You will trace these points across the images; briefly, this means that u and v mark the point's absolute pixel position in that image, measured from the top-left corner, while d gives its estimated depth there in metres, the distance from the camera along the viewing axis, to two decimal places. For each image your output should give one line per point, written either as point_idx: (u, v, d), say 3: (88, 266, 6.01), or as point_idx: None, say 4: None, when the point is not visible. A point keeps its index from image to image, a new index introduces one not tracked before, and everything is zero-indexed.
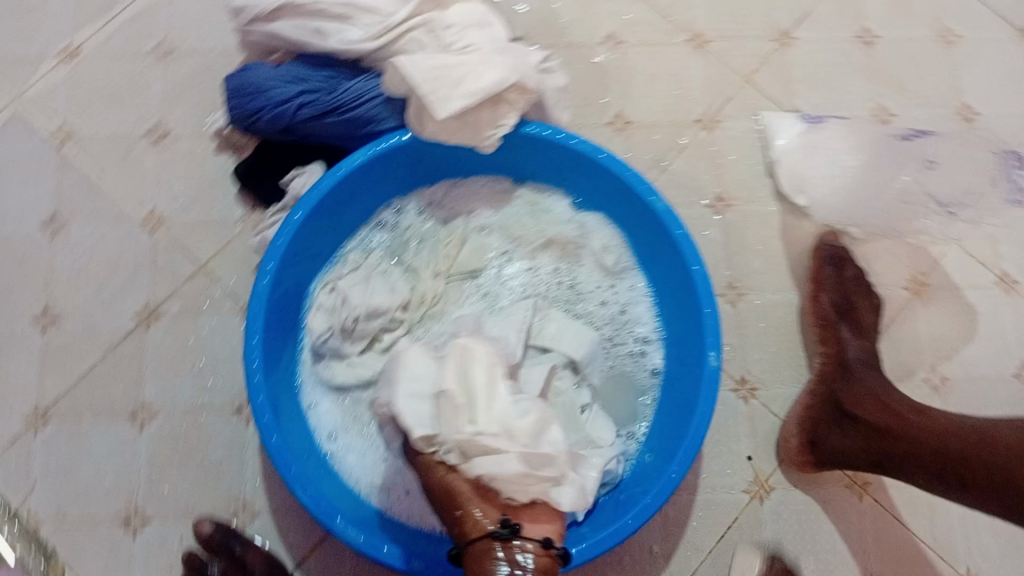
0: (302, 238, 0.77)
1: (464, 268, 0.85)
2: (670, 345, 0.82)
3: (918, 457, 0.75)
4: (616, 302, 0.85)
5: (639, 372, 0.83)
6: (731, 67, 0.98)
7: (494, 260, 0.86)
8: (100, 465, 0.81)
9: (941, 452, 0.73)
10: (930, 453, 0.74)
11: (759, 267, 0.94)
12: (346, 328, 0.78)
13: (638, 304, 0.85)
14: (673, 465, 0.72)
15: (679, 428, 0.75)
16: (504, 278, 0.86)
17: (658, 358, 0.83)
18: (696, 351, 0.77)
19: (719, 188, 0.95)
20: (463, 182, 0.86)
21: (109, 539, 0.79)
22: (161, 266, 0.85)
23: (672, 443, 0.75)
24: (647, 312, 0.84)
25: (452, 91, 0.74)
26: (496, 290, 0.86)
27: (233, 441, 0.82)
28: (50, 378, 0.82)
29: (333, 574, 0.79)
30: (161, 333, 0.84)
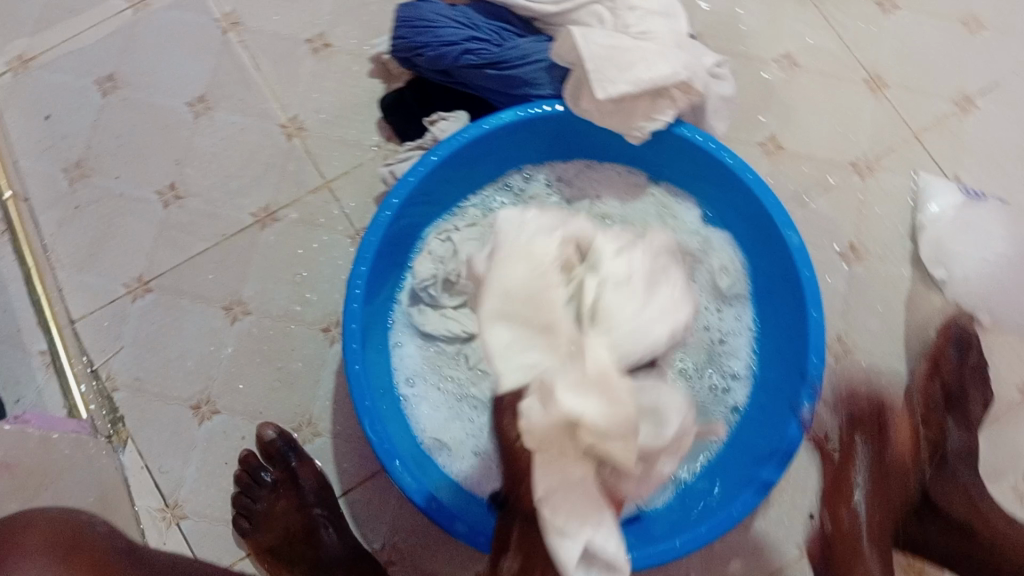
0: (430, 182, 0.76)
1: None
2: (762, 384, 0.78)
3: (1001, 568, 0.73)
4: (718, 329, 0.81)
5: (717, 405, 0.79)
6: (903, 118, 0.94)
7: None
8: (186, 347, 0.82)
9: None
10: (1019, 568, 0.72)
11: (875, 327, 0.88)
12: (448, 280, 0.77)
13: (739, 339, 0.81)
14: (737, 503, 0.68)
15: (753, 469, 0.72)
16: None
17: (741, 396, 0.79)
18: (789, 398, 0.73)
19: (855, 237, 0.90)
20: (598, 165, 0.85)
21: (178, 419, 0.80)
22: (291, 173, 0.87)
23: (743, 481, 0.72)
24: (746, 347, 0.80)
25: (617, 74, 0.72)
26: None
27: (314, 357, 0.82)
28: (161, 252, 0.84)
29: (375, 511, 0.79)
30: (273, 237, 0.85)
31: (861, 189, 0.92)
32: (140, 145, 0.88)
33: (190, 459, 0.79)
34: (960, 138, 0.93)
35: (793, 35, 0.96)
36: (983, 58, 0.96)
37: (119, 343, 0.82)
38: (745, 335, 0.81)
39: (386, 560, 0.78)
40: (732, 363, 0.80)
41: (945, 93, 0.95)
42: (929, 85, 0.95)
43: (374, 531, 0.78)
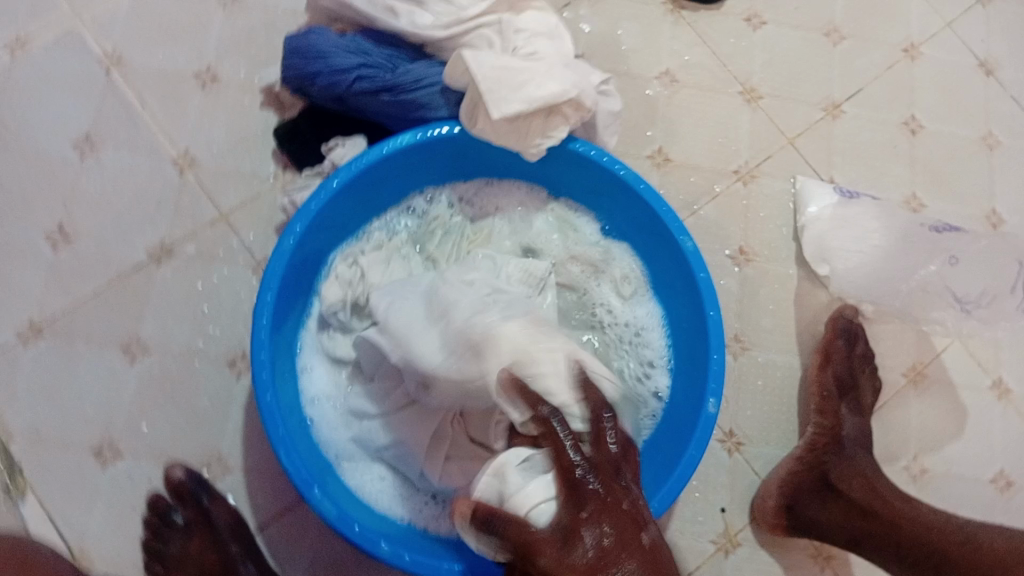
0: (332, 207, 0.77)
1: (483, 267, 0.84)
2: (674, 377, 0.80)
3: (893, 544, 0.77)
4: (630, 324, 0.83)
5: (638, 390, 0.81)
6: (778, 127, 1.00)
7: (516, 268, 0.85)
8: (84, 390, 0.79)
9: (925, 543, 0.75)
10: (910, 541, 0.76)
11: (768, 325, 0.93)
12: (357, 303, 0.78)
13: (647, 339, 0.83)
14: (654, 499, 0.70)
15: (666, 465, 0.74)
16: None
17: (660, 382, 0.81)
18: (696, 393, 0.75)
19: (743, 241, 0.95)
20: (497, 182, 0.87)
21: (78, 467, 0.77)
22: (185, 209, 0.86)
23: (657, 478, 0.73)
24: (659, 340, 0.82)
25: (510, 95, 0.75)
26: None
27: (220, 392, 0.80)
28: (52, 294, 0.82)
29: (293, 545, 0.77)
30: (171, 275, 0.84)
31: (746, 195, 0.97)
32: (25, 189, 0.85)
33: (94, 506, 0.76)
34: (830, 141, 1.01)
35: (672, 52, 1.01)
36: (846, 67, 1.03)
37: (12, 394, 0.79)
38: (653, 333, 0.83)
39: None
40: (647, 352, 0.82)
41: (815, 100, 1.02)
42: (799, 94, 1.02)
43: (291, 561, 0.76)
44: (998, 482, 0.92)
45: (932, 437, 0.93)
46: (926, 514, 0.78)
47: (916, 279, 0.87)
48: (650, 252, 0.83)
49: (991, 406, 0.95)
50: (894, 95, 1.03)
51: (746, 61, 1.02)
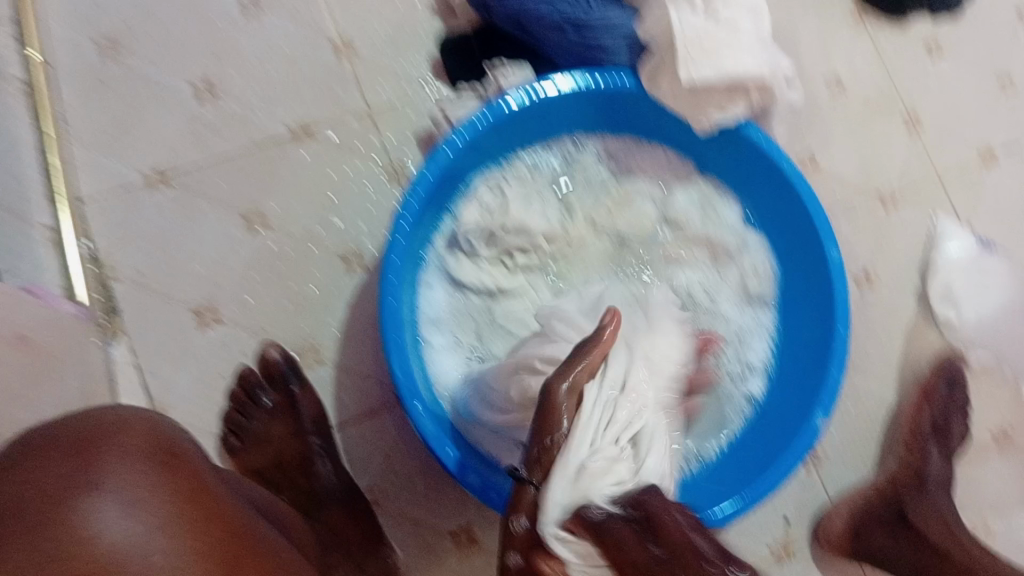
0: (489, 131, 0.75)
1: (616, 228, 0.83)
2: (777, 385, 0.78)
3: None
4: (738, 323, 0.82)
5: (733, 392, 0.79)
6: (931, 159, 0.95)
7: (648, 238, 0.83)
8: (198, 249, 0.79)
9: None
10: None
11: (875, 355, 0.90)
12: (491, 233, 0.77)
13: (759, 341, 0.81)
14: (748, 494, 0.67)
15: (761, 464, 0.71)
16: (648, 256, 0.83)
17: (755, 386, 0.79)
18: (802, 405, 0.73)
19: (869, 264, 0.92)
20: (647, 144, 0.84)
21: (177, 322, 0.78)
22: (332, 94, 0.84)
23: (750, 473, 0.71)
24: (765, 345, 0.81)
25: (703, 58, 0.70)
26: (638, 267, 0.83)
27: (329, 285, 0.80)
28: (186, 146, 0.81)
29: (368, 449, 0.77)
30: (306, 156, 0.82)
31: (882, 219, 0.93)
32: (178, 31, 0.83)
33: (184, 365, 0.77)
34: (976, 188, 0.96)
35: (845, 55, 0.97)
36: (1012, 116, 0.98)
37: (128, 235, 0.79)
38: (762, 336, 0.81)
39: (373, 496, 0.76)
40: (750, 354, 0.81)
41: (972, 143, 0.96)
42: (959, 130, 0.96)
43: (367, 466, 0.77)
44: None
45: (1011, 504, 0.88)
46: (1003, 572, 0.76)
47: None
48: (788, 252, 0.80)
49: None
50: None
51: (916, 84, 0.97)
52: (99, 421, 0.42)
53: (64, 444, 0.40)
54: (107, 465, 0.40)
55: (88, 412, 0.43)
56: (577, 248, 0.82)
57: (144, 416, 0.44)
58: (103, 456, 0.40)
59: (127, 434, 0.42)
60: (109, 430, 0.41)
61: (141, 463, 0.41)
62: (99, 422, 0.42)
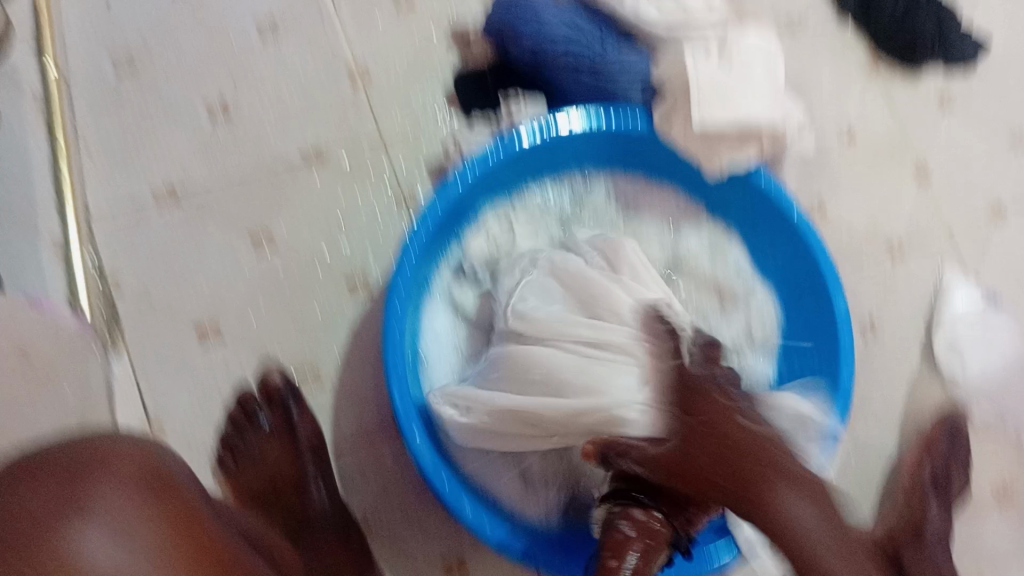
0: (500, 166, 0.76)
1: None
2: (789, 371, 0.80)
3: None
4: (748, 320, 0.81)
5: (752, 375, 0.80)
6: (940, 212, 0.95)
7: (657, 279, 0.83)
8: (203, 268, 0.79)
9: None
10: None
11: (875, 406, 0.90)
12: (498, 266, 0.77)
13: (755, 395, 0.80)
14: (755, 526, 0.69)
15: None
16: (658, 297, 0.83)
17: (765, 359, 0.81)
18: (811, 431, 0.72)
19: (874, 313, 0.92)
20: (657, 183, 0.84)
21: (181, 342, 0.78)
22: (348, 120, 0.84)
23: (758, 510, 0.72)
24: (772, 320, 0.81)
25: (715, 107, 0.72)
26: None
27: (335, 308, 0.80)
28: (198, 164, 0.81)
29: (365, 479, 0.77)
30: (318, 180, 0.82)
31: (890, 270, 0.93)
32: (199, 52, 0.83)
33: (184, 384, 0.77)
34: (984, 244, 0.95)
35: (858, 105, 0.97)
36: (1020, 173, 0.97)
37: (134, 250, 0.79)
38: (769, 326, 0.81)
39: (364, 523, 0.76)
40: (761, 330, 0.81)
41: (981, 198, 0.96)
42: (967, 183, 0.96)
43: (361, 497, 0.76)
44: None
45: (1006, 561, 0.88)
46: None
47: None
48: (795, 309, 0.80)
49: None
50: None
51: (929, 137, 0.97)
52: (90, 449, 0.42)
53: (54, 473, 0.40)
54: (99, 492, 0.40)
55: (85, 441, 0.43)
56: None
57: (135, 444, 0.45)
58: (90, 484, 0.40)
59: (118, 456, 0.43)
60: (89, 459, 0.41)
61: (136, 489, 0.42)
62: (85, 453, 0.42)
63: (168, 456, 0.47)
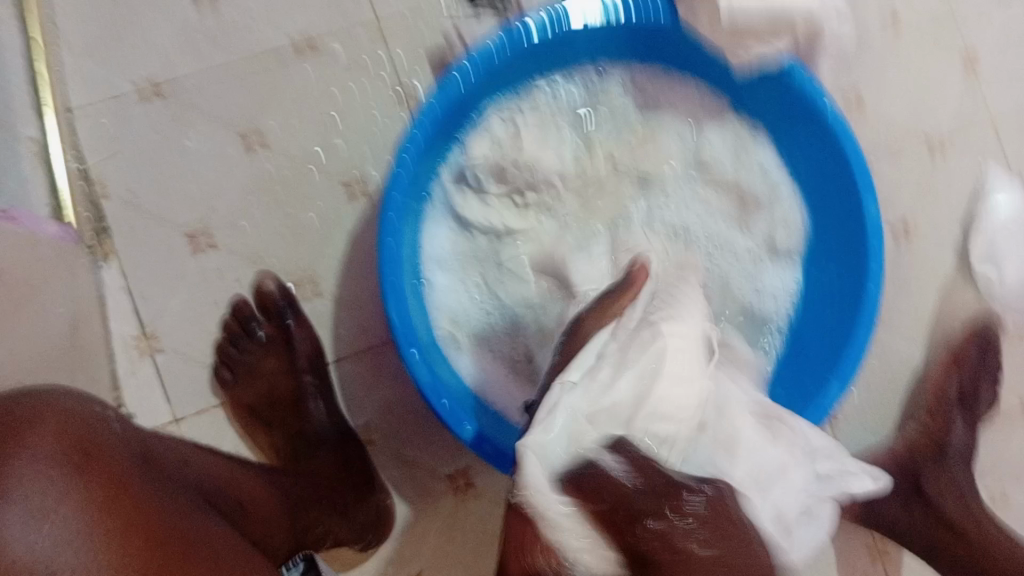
0: (505, 60, 0.69)
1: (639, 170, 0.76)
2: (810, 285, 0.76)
3: None
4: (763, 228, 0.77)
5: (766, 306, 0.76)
6: (987, 102, 0.88)
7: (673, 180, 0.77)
8: (190, 168, 0.75)
9: None
10: None
11: (902, 310, 0.86)
12: None
13: (773, 307, 0.77)
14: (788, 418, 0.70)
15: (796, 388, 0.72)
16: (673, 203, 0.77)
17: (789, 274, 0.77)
18: (835, 340, 0.70)
19: (908, 212, 0.86)
20: (676, 75, 0.76)
21: (170, 246, 0.74)
22: (340, 4, 0.77)
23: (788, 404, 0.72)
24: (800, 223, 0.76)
25: None
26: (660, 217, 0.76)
27: (330, 211, 0.75)
28: (180, 55, 0.75)
29: (365, 385, 0.74)
30: (310, 71, 0.76)
31: (927, 165, 0.87)
32: None
33: (176, 290, 0.73)
34: None
35: None
36: None
37: (117, 147, 0.74)
38: (792, 230, 0.76)
39: (365, 436, 0.74)
40: (783, 236, 0.76)
41: None
42: (1021, 69, 0.88)
43: (363, 406, 0.74)
44: None
45: None
46: None
47: None
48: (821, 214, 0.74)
49: None
50: None
51: (983, 17, 0.88)
52: (12, 413, 0.42)
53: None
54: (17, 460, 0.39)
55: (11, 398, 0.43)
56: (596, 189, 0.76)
57: (63, 402, 0.44)
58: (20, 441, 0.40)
59: (45, 422, 0.42)
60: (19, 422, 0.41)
61: (60, 459, 0.41)
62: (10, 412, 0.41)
63: (101, 417, 0.47)
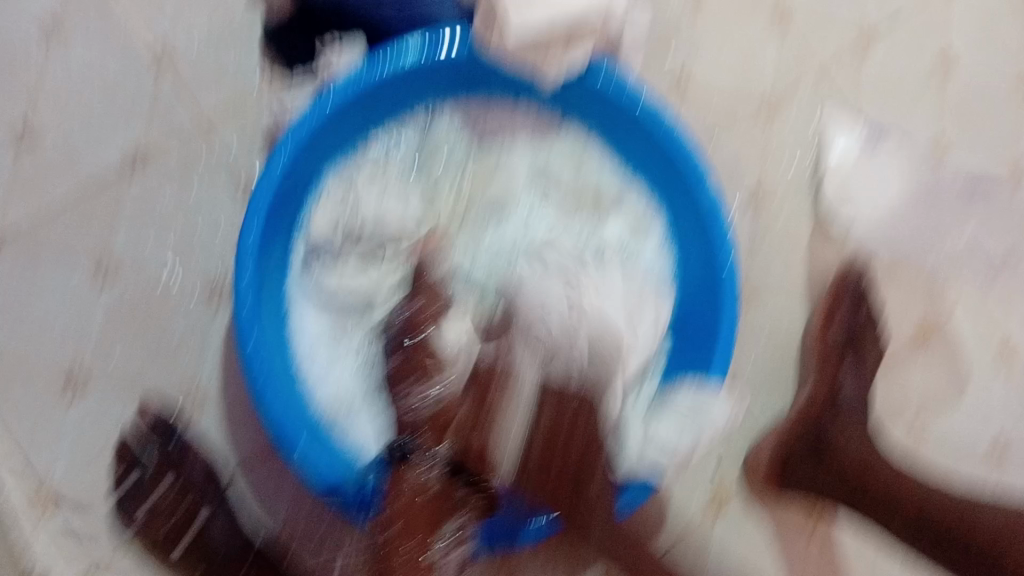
0: (326, 129, 0.69)
1: (489, 202, 0.79)
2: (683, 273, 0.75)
3: (899, 512, 0.72)
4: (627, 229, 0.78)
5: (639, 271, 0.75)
6: (804, 57, 0.89)
7: (523, 202, 0.79)
8: (54, 307, 0.76)
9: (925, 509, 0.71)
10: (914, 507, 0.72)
11: (777, 274, 0.86)
12: (349, 234, 0.73)
13: (645, 256, 0.77)
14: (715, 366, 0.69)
15: (700, 340, 0.72)
16: (527, 223, 0.78)
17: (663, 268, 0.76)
18: (709, 316, 0.71)
19: (755, 182, 0.87)
20: (500, 104, 0.78)
21: (47, 389, 0.74)
22: (161, 115, 0.78)
23: (703, 345, 0.71)
24: (653, 212, 0.77)
25: (532, 5, 0.68)
26: (515, 236, 0.77)
27: (197, 318, 0.76)
28: (19, 200, 0.77)
29: (272, 486, 0.75)
30: (146, 187, 0.78)
31: (762, 126, 0.88)
32: None
33: (62, 432, 0.74)
34: (860, 69, 0.89)
35: None
36: None
37: None
38: (654, 226, 0.77)
39: (286, 533, 0.74)
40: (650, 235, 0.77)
41: (851, 23, 0.89)
42: (831, 15, 0.89)
43: (273, 508, 0.74)
44: (993, 449, 0.84)
45: (930, 400, 0.85)
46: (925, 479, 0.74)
47: (962, 239, 0.90)
48: (671, 211, 0.76)
49: (993, 378, 0.85)
50: (936, 26, 0.90)
51: None
52: None
53: None
54: None
55: None
56: (450, 229, 0.78)
57: None
58: None
59: None
60: None
61: None
62: None
63: None
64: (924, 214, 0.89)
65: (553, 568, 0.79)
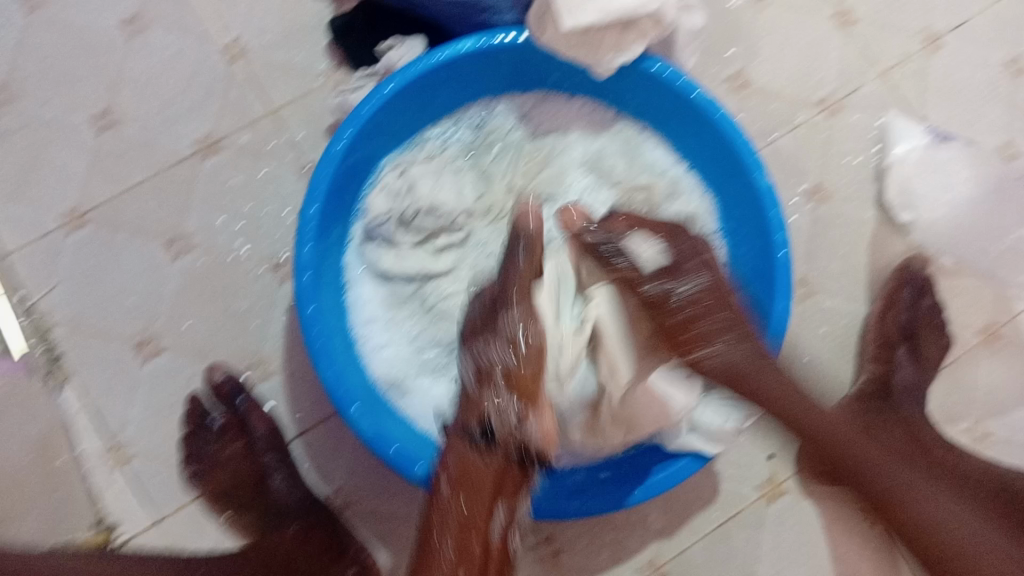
0: (387, 114, 0.72)
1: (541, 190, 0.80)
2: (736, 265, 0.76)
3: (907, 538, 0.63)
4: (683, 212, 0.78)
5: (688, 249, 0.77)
6: (871, 56, 0.90)
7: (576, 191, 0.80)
8: (127, 282, 0.79)
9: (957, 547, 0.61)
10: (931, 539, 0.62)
11: (835, 269, 0.87)
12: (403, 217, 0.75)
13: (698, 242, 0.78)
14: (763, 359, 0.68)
15: None
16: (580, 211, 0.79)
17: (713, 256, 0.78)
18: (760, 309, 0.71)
19: (819, 177, 0.88)
20: (556, 97, 0.80)
21: (120, 359, 0.78)
22: (234, 100, 0.82)
23: None
24: (705, 204, 0.78)
25: (586, 1, 0.67)
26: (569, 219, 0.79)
27: (261, 294, 0.79)
28: (98, 181, 0.80)
29: (329, 455, 0.77)
30: (218, 168, 0.81)
31: (825, 124, 0.89)
32: (70, 67, 0.82)
33: (133, 400, 0.77)
34: (925, 70, 0.91)
35: None
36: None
37: (54, 277, 0.79)
38: (705, 217, 0.78)
39: (342, 502, 0.77)
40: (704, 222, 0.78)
41: (917, 29, 0.91)
42: (897, 16, 0.91)
43: (330, 474, 0.77)
44: None
45: (999, 399, 0.85)
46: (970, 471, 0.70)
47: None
48: (726, 203, 0.76)
49: None
50: (1001, 28, 0.91)
51: None
52: None
53: None
54: None
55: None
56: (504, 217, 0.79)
57: None
58: None
59: None
60: None
61: None
62: None
63: None
64: (996, 207, 0.86)
65: (598, 549, 0.80)
